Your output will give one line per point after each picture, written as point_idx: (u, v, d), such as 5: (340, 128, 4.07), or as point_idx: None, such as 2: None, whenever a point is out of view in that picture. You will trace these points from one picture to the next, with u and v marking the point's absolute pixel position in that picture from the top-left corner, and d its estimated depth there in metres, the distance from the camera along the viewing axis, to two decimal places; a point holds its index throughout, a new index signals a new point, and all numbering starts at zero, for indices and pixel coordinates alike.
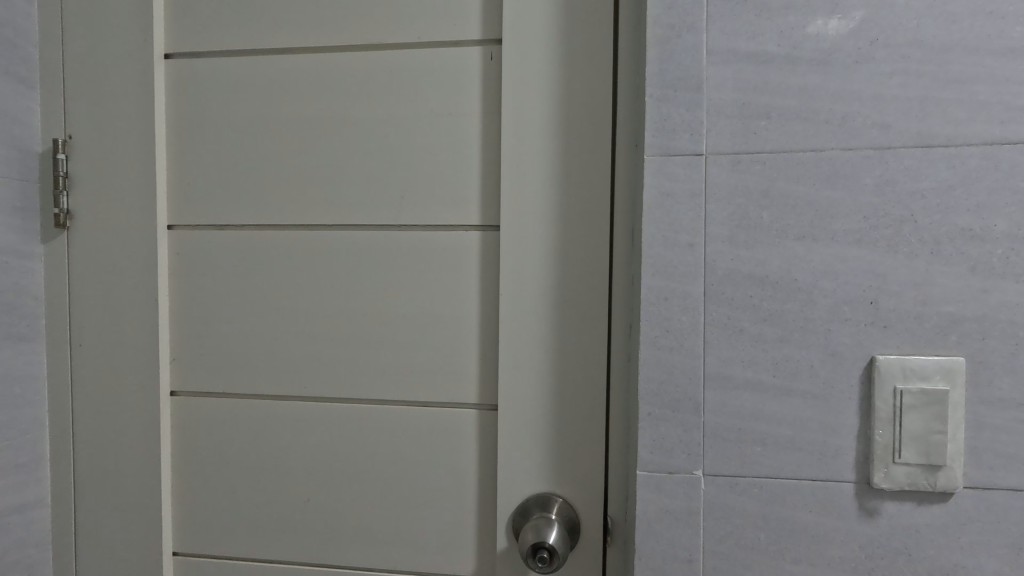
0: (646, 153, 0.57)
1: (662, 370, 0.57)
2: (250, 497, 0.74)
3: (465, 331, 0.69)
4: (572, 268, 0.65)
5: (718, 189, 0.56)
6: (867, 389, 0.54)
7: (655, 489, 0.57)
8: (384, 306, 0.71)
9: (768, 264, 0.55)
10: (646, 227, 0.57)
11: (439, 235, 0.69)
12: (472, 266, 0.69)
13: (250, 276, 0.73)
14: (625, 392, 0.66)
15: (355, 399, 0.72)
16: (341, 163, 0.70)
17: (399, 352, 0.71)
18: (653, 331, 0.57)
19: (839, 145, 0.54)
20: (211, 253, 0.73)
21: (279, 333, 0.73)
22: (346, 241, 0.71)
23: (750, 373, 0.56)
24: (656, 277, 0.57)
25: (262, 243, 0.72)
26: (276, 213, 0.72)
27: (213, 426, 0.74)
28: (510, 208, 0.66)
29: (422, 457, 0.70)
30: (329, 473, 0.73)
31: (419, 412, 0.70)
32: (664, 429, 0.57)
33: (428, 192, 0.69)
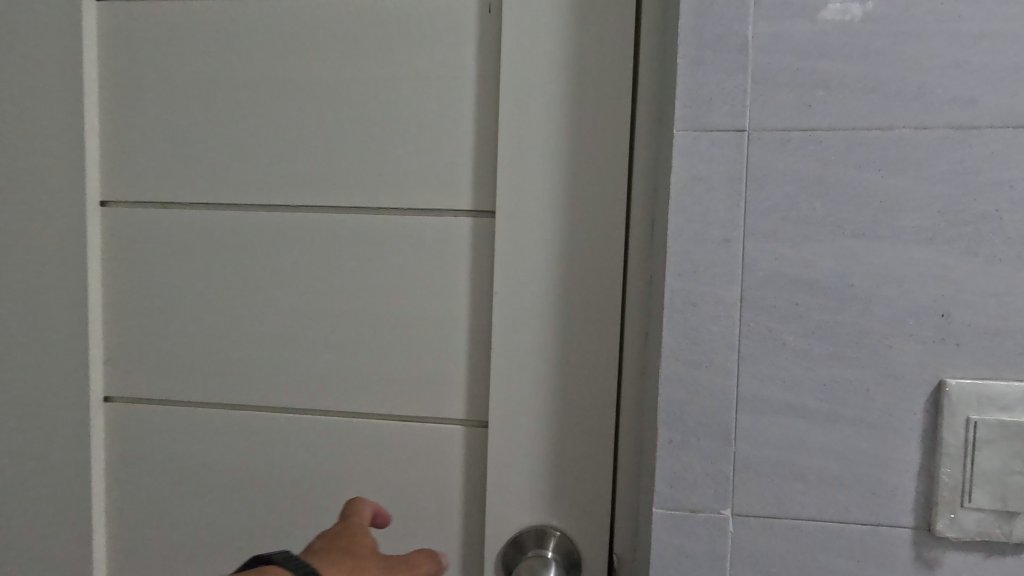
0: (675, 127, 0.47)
1: (687, 390, 0.47)
2: (198, 519, 0.64)
3: (451, 334, 0.59)
4: (579, 263, 0.55)
5: (761, 174, 0.46)
6: (933, 418, 0.45)
7: (674, 530, 0.48)
8: (358, 304, 0.60)
9: (819, 265, 0.46)
10: (673, 218, 0.47)
11: (423, 221, 0.59)
12: (461, 259, 0.59)
13: (203, 264, 0.62)
14: (637, 410, 0.56)
15: (321, 410, 0.62)
16: (308, 133, 0.60)
17: (374, 357, 0.60)
18: (678, 343, 0.47)
19: (911, 122, 0.44)
20: (156, 236, 0.62)
21: (234, 332, 0.62)
22: (314, 226, 0.60)
23: (792, 395, 0.46)
24: (683, 279, 0.47)
25: (216, 225, 0.62)
26: (231, 191, 0.61)
27: (155, 438, 0.64)
28: (508, 191, 0.56)
29: (400, 479, 0.61)
30: (290, 495, 0.63)
31: (397, 427, 0.60)
32: (686, 460, 0.48)
33: (411, 170, 0.59)
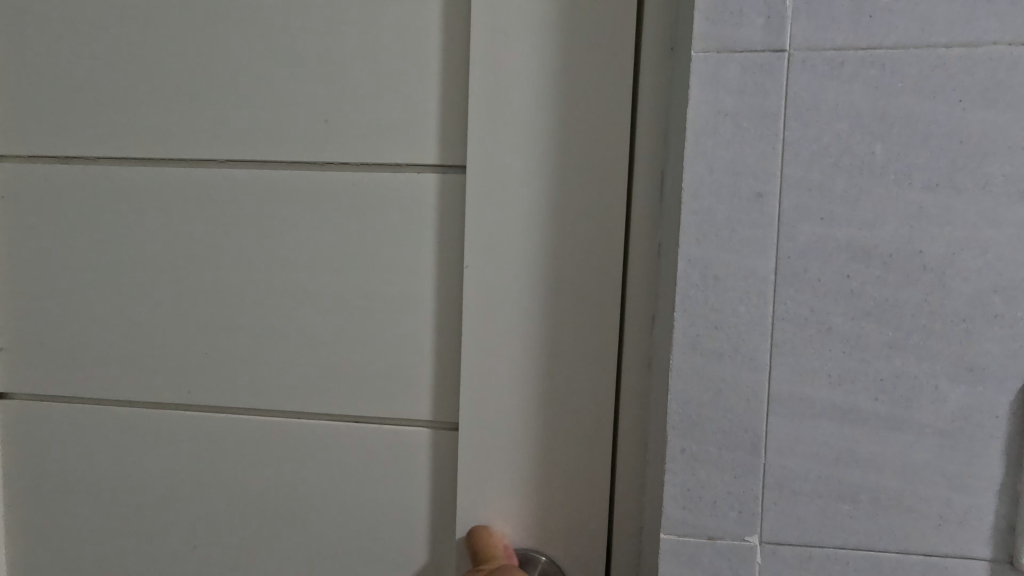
0: (693, 48, 0.36)
1: (705, 387, 0.37)
2: (116, 538, 0.54)
3: (415, 317, 0.49)
4: (571, 227, 0.45)
5: (806, 108, 0.35)
6: (1021, 424, 0.35)
7: (687, 562, 0.39)
8: (302, 280, 0.50)
9: (878, 227, 0.35)
10: (690, 166, 0.36)
11: (381, 178, 0.48)
12: (427, 225, 0.48)
13: (116, 232, 0.51)
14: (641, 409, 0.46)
15: (261, 406, 0.51)
16: (238, 70, 0.48)
17: (323, 345, 0.50)
18: (695, 329, 0.37)
19: (1003, 38, 0.34)
20: (56, 198, 0.52)
21: (155, 314, 0.52)
22: (249, 183, 0.49)
23: (840, 394, 0.36)
24: (702, 246, 0.37)
25: (128, 184, 0.51)
26: (146, 142, 0.50)
27: (62, 441, 0.54)
28: (482, 139, 0.45)
29: (355, 492, 0.51)
30: (223, 511, 0.53)
31: (352, 430, 0.50)
32: (704, 475, 0.38)
33: (364, 114, 0.47)
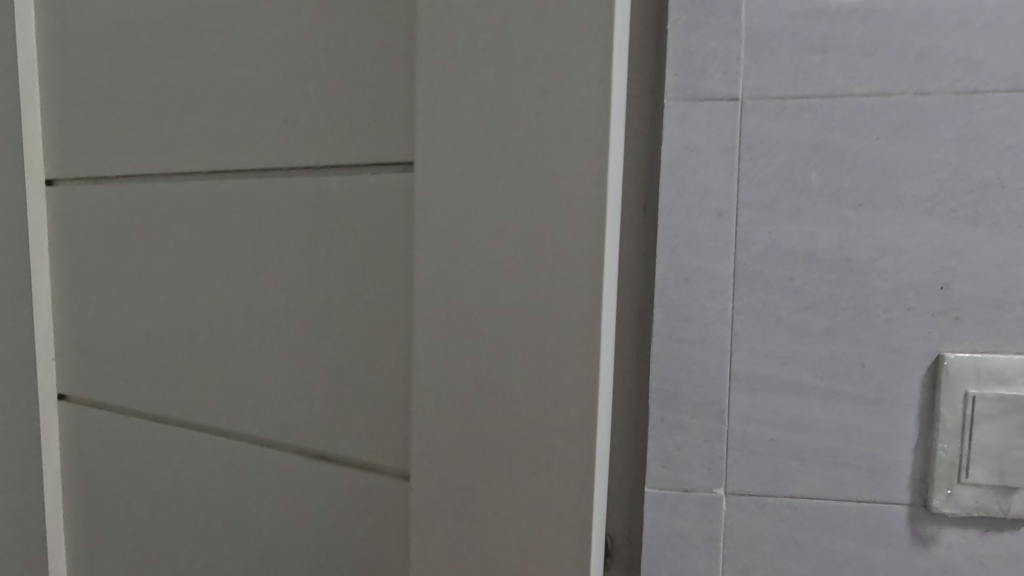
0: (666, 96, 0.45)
1: (680, 368, 0.46)
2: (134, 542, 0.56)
3: (376, 338, 0.42)
4: (548, 229, 0.33)
5: (757, 143, 0.44)
6: (931, 394, 0.44)
7: (667, 510, 0.47)
8: (276, 296, 0.46)
9: (816, 239, 0.44)
10: (665, 190, 0.46)
11: (348, 182, 0.42)
12: (395, 234, 0.41)
13: (130, 245, 0.53)
14: None
15: (245, 429, 0.49)
16: (230, 78, 0.47)
17: (297, 366, 0.46)
18: (671, 321, 0.46)
19: (912, 88, 0.43)
20: (92, 213, 0.55)
21: (158, 325, 0.53)
22: (241, 196, 0.47)
23: (787, 372, 0.45)
24: (676, 254, 0.46)
25: (137, 199, 0.52)
26: (156, 154, 0.51)
27: (99, 442, 0.57)
28: (433, 123, 0.35)
29: (334, 535, 0.45)
30: (215, 534, 0.51)
31: (329, 464, 0.45)
32: (680, 439, 0.47)
33: (330, 112, 0.43)
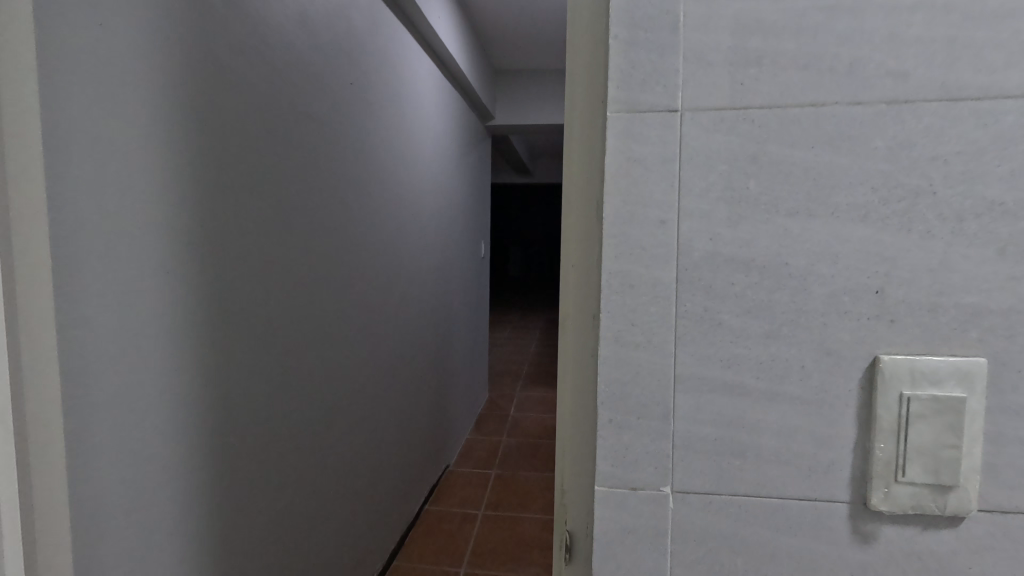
0: (610, 110, 0.47)
1: (626, 370, 0.48)
2: None
3: None
4: None
5: (696, 154, 0.46)
6: (868, 394, 0.45)
7: (617, 506, 0.49)
8: None
9: (754, 245, 0.46)
10: (609, 199, 0.47)
11: None
12: None
13: None
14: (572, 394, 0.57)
15: None
16: None
17: None
18: (617, 325, 0.48)
19: (844, 98, 0.44)
20: None
21: None
22: None
23: (729, 373, 0.47)
24: (620, 261, 0.48)
25: None
26: None
27: None
28: None
29: None
30: None
31: None
32: (627, 438, 0.49)
33: None
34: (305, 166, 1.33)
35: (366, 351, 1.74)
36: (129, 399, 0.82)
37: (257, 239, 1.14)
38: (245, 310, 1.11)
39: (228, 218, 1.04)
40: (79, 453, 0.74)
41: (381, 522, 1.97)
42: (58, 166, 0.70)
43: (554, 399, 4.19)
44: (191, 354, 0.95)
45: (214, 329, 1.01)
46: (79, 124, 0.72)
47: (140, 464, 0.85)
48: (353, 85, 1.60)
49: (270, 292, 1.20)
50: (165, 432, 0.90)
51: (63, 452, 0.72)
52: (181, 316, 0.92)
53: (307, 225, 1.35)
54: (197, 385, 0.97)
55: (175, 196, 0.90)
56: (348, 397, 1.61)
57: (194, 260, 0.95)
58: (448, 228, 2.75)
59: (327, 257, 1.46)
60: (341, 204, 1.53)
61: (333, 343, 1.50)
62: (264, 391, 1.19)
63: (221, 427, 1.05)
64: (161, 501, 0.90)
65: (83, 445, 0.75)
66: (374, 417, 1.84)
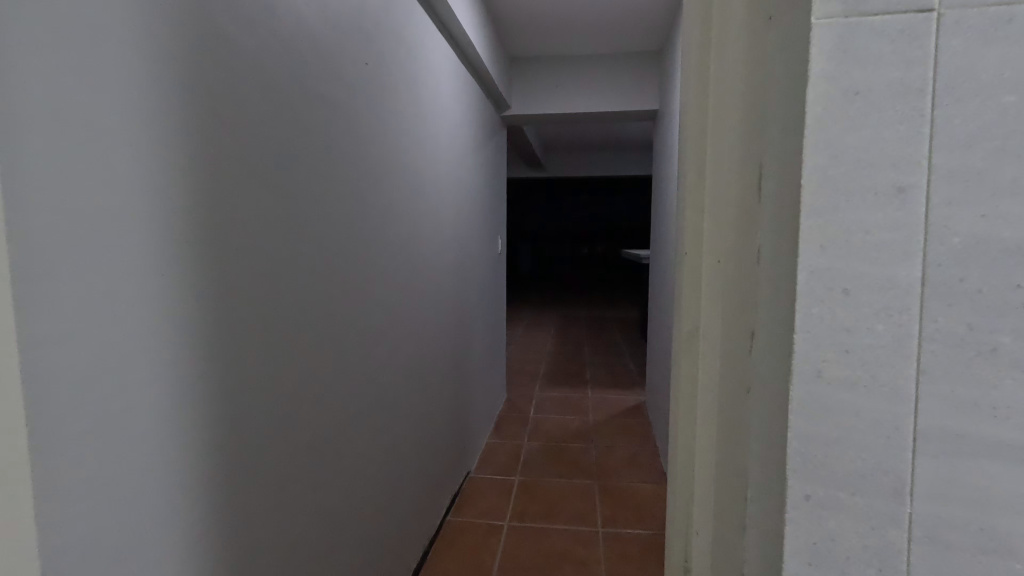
0: (811, 87, 0.44)
1: (850, 361, 0.46)
2: None
3: None
4: None
5: (913, 125, 0.43)
6: None
7: (819, 505, 0.48)
8: None
9: (965, 224, 0.43)
10: (814, 183, 0.44)
11: None
12: None
13: None
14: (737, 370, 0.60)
15: None
16: None
17: None
18: (819, 315, 0.46)
19: None
20: None
21: None
22: None
23: (939, 355, 0.45)
24: (827, 247, 0.45)
25: None
26: None
27: None
28: None
29: None
30: None
31: None
32: (835, 432, 0.47)
33: None
34: (316, 154, 1.19)
35: (384, 356, 1.59)
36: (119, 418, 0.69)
37: (267, 233, 1.01)
38: (254, 314, 0.97)
39: (232, 209, 0.90)
40: (54, 488, 0.61)
41: (401, 539, 1.79)
42: (18, 139, 0.56)
43: (576, 399, 4.01)
44: (192, 366, 0.82)
45: (218, 335, 0.87)
46: (52, 92, 0.59)
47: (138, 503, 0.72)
48: (368, 65, 1.46)
49: (282, 293, 1.06)
50: (164, 458, 0.77)
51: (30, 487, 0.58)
52: (180, 322, 0.79)
53: (320, 219, 1.21)
54: (200, 402, 0.84)
55: (170, 181, 0.76)
56: (367, 406, 1.48)
57: (193, 258, 0.81)
58: (466, 222, 2.60)
59: (342, 255, 1.31)
60: (356, 196, 1.38)
61: (349, 349, 1.35)
62: (277, 405, 1.05)
63: (229, 448, 0.91)
64: (163, 542, 0.77)
65: (62, 478, 0.61)
66: (394, 427, 1.68)
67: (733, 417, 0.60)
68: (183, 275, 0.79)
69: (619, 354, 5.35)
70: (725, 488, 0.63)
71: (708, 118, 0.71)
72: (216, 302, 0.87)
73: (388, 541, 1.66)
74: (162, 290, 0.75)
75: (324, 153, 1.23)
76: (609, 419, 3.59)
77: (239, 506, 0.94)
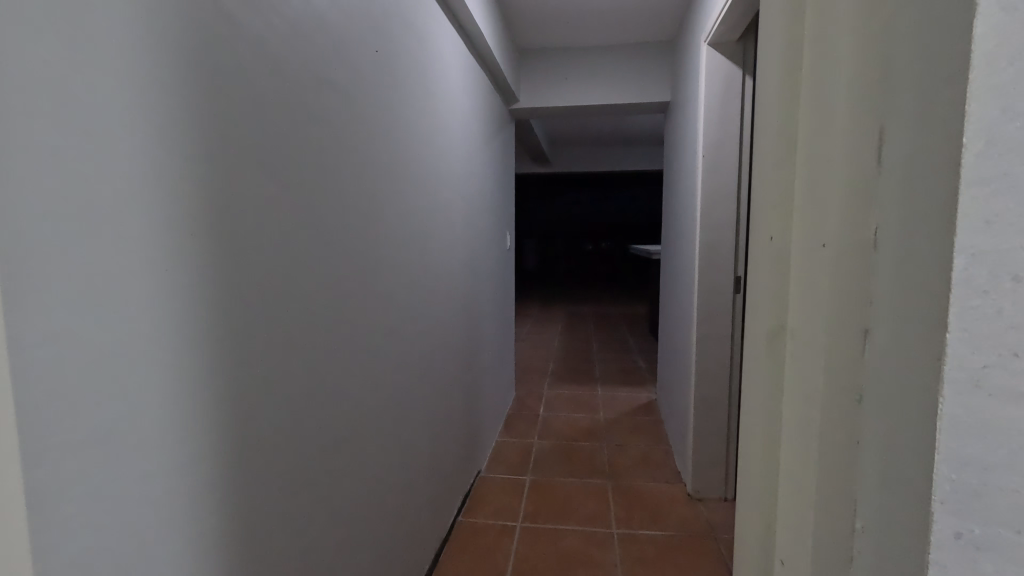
0: (978, 28, 0.36)
1: (1006, 361, 0.38)
2: None
3: None
4: None
5: None
6: None
7: (982, 533, 0.39)
8: None
9: None
10: (973, 148, 0.36)
11: None
12: None
13: None
14: (847, 379, 0.50)
15: None
16: None
17: None
18: (979, 304, 0.37)
19: None
20: None
21: None
22: None
23: None
24: (991, 223, 0.37)
25: None
26: None
27: None
28: None
29: None
30: None
31: None
32: (993, 445, 0.38)
33: None
34: (328, 145, 1.14)
35: (394, 354, 1.53)
36: (122, 422, 0.64)
37: (278, 225, 0.96)
38: (263, 312, 0.92)
39: (239, 200, 0.85)
40: (51, 499, 0.56)
41: (411, 542, 1.72)
42: (20, 121, 0.52)
43: (585, 397, 3.94)
44: (198, 367, 0.76)
45: (225, 333, 0.82)
46: (53, 70, 0.55)
47: (149, 512, 0.68)
48: (379, 52, 1.40)
49: (291, 289, 1.01)
50: (170, 464, 0.72)
51: (25, 498, 0.53)
52: (186, 319, 0.74)
53: (329, 212, 1.15)
54: (207, 403, 0.79)
55: (173, 168, 0.71)
56: (381, 405, 1.43)
57: (198, 250, 0.76)
58: (476, 217, 2.54)
59: (351, 250, 1.26)
60: (365, 189, 1.33)
61: (358, 348, 1.30)
62: (286, 406, 1.00)
63: (240, 450, 0.87)
64: (175, 549, 0.73)
65: (61, 488, 0.56)
66: (405, 427, 1.63)
67: (839, 431, 0.52)
68: (188, 269, 0.74)
69: (626, 351, 5.29)
70: (817, 504, 0.55)
71: (802, 83, 0.61)
72: (223, 298, 0.82)
73: (399, 545, 1.60)
74: (167, 285, 0.70)
75: (337, 144, 1.18)
76: (620, 417, 3.52)
77: (248, 513, 0.89)
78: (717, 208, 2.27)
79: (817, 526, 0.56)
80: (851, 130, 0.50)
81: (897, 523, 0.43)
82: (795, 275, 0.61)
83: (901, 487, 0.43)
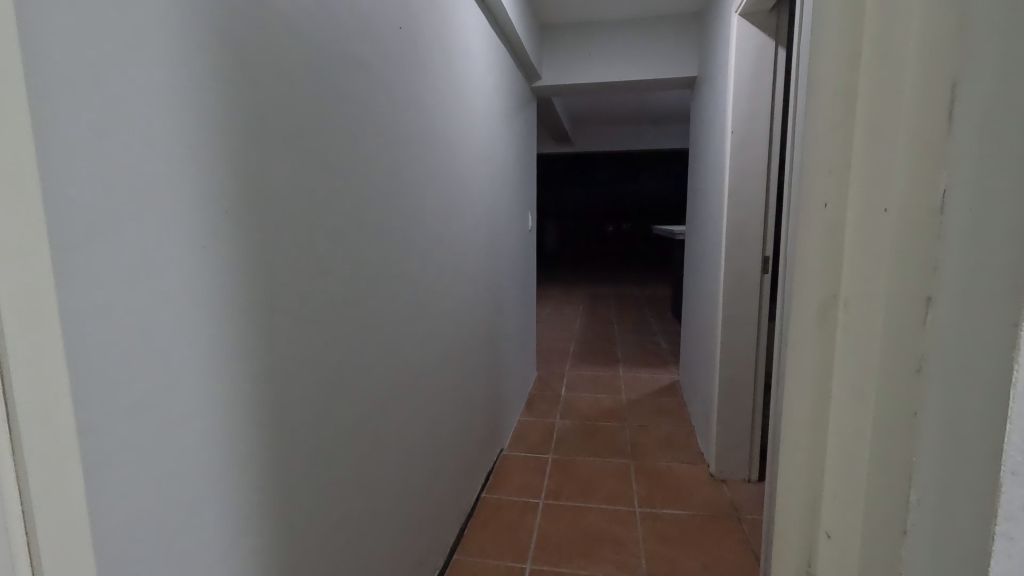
0: None
1: None
2: None
3: None
4: None
5: None
6: None
7: None
8: None
9: None
10: None
11: None
12: None
13: None
14: (885, 358, 0.43)
15: None
16: None
17: None
18: None
19: None
20: None
21: None
22: None
23: None
24: None
25: None
26: None
27: None
28: None
29: None
30: None
31: None
32: None
33: None
34: (354, 123, 1.14)
35: (420, 333, 1.54)
36: (165, 391, 0.66)
37: (306, 202, 0.97)
38: (292, 289, 0.93)
39: (268, 178, 0.85)
40: (104, 464, 0.58)
41: (438, 515, 1.76)
42: (70, 110, 0.53)
43: (607, 378, 3.94)
44: (235, 342, 0.79)
45: (258, 309, 0.84)
46: (98, 56, 0.56)
47: (195, 478, 0.71)
48: (401, 28, 1.36)
49: (319, 268, 1.02)
50: (208, 436, 0.74)
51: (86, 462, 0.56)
52: (223, 294, 0.76)
53: (354, 191, 1.15)
54: (242, 377, 0.81)
55: (205, 145, 0.71)
56: (406, 381, 1.45)
57: (231, 226, 0.77)
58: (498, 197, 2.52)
59: (375, 231, 1.25)
60: (388, 167, 1.31)
61: (384, 327, 1.31)
62: (316, 381, 1.02)
63: (275, 421, 0.89)
64: (218, 514, 0.76)
65: (113, 457, 0.59)
66: (430, 405, 1.65)
67: (869, 414, 0.45)
68: (221, 246, 0.75)
69: (649, 332, 5.24)
70: (833, 491, 0.50)
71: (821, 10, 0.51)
72: (255, 274, 0.83)
73: (426, 519, 1.64)
74: (204, 260, 0.72)
75: (362, 121, 1.18)
76: (643, 398, 3.51)
77: (282, 482, 0.92)
78: (746, 187, 2.21)
79: (825, 511, 0.51)
80: (880, 68, 0.43)
81: (946, 509, 0.39)
82: (810, 240, 0.52)
83: (947, 470, 0.39)
